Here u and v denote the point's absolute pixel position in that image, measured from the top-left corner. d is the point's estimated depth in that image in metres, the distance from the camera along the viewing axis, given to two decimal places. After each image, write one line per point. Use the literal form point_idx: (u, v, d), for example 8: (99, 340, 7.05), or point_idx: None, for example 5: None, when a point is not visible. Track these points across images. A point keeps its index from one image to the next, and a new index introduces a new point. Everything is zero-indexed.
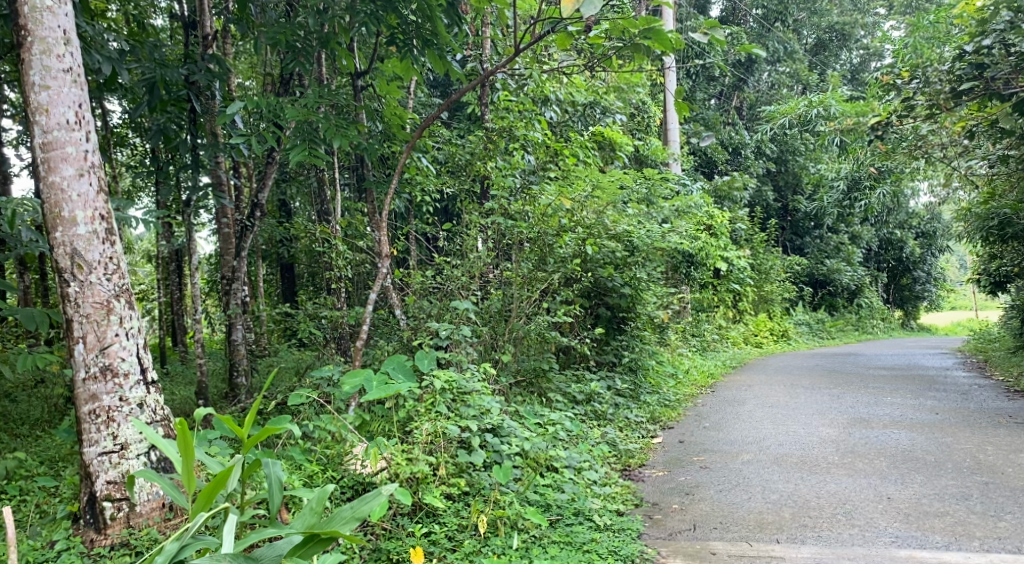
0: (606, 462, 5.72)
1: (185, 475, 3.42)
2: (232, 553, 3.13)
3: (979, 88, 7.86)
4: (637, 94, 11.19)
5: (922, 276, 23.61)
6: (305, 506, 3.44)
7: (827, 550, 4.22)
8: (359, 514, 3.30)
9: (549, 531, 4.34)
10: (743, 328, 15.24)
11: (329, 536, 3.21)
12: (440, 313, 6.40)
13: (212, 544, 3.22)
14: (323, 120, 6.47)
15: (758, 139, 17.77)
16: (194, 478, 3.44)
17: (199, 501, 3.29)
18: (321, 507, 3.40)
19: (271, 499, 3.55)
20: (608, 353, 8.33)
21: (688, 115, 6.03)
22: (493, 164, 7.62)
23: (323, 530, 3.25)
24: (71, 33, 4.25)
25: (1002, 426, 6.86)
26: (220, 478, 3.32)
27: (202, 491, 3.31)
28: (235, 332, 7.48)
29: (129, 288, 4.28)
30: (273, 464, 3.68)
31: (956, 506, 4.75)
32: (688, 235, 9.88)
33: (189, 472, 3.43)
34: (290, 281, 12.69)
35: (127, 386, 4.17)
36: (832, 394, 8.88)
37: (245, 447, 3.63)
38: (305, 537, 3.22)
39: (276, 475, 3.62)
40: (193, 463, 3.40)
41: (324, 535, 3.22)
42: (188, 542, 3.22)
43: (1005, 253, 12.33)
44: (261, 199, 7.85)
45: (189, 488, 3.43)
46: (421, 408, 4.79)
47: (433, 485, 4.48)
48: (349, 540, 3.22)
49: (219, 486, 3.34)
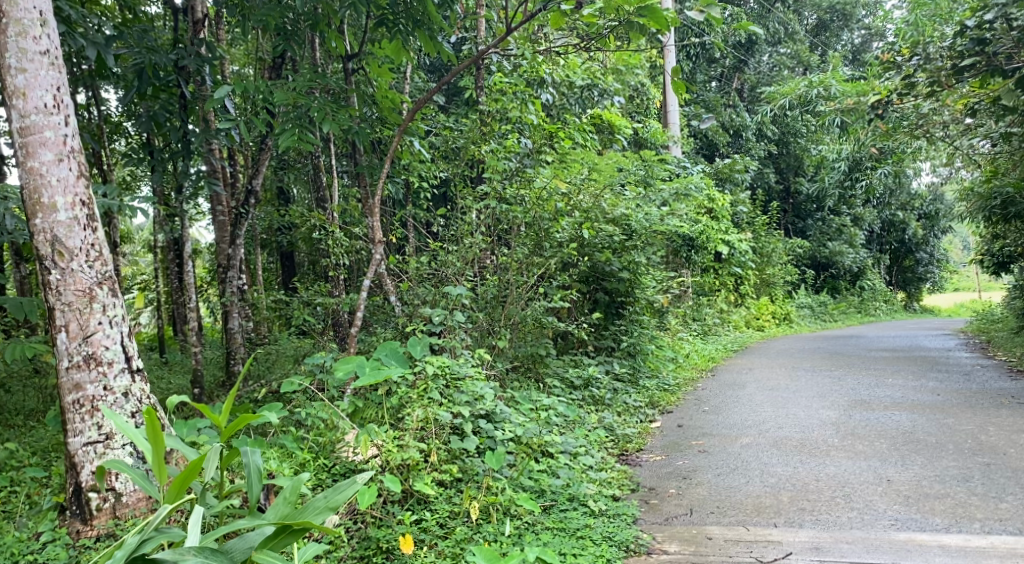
0: (603, 448, 5.66)
1: (156, 465, 3.46)
2: (197, 546, 3.09)
3: (980, 64, 7.74)
4: (635, 76, 11.09)
5: (925, 258, 23.54)
6: (279, 496, 3.45)
7: (825, 533, 4.16)
8: (333, 505, 3.33)
9: (542, 518, 4.29)
10: (745, 311, 15.12)
11: (301, 527, 3.21)
12: (435, 299, 6.29)
13: (174, 537, 3.21)
14: (312, 106, 6.36)
15: (759, 121, 17.61)
16: (164, 468, 3.48)
17: (171, 491, 3.34)
18: (295, 499, 3.42)
19: (250, 490, 3.54)
20: (607, 338, 8.24)
21: (685, 95, 5.91)
22: (488, 147, 7.27)
23: (296, 521, 3.25)
24: (48, 14, 4.17)
25: (1004, 407, 6.79)
26: (187, 470, 3.34)
27: (172, 481, 3.35)
28: (230, 320, 7.44)
29: (113, 275, 4.21)
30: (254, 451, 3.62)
31: (957, 488, 4.68)
32: (687, 218, 9.80)
33: (161, 463, 3.46)
34: (290, 269, 12.61)
35: (111, 374, 4.10)
36: (834, 376, 8.81)
37: (224, 436, 3.62)
38: (278, 528, 3.22)
39: (255, 464, 3.55)
40: (163, 455, 3.43)
41: (297, 526, 3.22)
42: (150, 536, 3.16)
43: (1007, 234, 12.32)
44: (255, 185, 7.76)
45: (162, 477, 3.46)
46: (413, 394, 4.71)
47: (425, 472, 4.40)
48: (322, 531, 3.23)
49: (188, 476, 3.36)
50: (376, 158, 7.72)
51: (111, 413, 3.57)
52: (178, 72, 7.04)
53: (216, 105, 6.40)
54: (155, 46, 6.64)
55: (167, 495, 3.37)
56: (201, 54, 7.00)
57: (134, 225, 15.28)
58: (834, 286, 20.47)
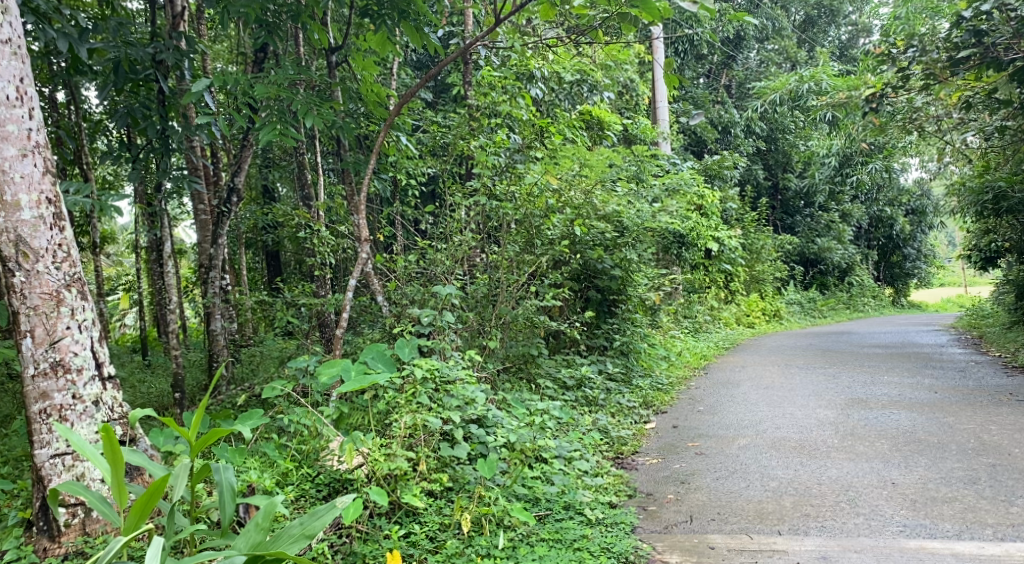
0: (597, 451, 5.49)
1: (116, 488, 3.32)
2: None
3: (977, 56, 7.63)
4: (624, 70, 10.93)
5: (912, 253, 23.53)
6: (249, 520, 3.35)
7: (832, 542, 4.00)
8: (309, 534, 3.26)
9: (538, 529, 4.11)
10: (734, 308, 14.96)
11: (276, 557, 3.14)
12: (424, 299, 6.06)
13: None
14: (294, 100, 6.14)
15: (747, 116, 17.48)
16: (124, 491, 3.34)
17: (132, 517, 3.21)
18: (268, 524, 3.32)
19: (223, 509, 3.47)
20: (599, 337, 8.06)
21: (678, 89, 5.73)
22: (476, 141, 6.95)
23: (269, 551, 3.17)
24: (9, 1, 3.97)
25: (1004, 404, 6.67)
26: (149, 492, 3.19)
27: (134, 505, 3.21)
28: (213, 322, 7.24)
29: (81, 277, 4.00)
30: (225, 469, 3.53)
31: (965, 491, 4.53)
32: (679, 214, 9.65)
33: (120, 485, 3.32)
34: (276, 268, 12.38)
35: (80, 382, 3.90)
36: (829, 373, 8.68)
37: (192, 452, 3.49)
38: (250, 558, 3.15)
39: (228, 481, 3.49)
40: (123, 476, 3.29)
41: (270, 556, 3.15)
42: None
43: (998, 229, 12.26)
44: (238, 183, 7.54)
45: (122, 501, 3.32)
46: (401, 399, 4.52)
47: (413, 482, 4.21)
48: (296, 561, 3.17)
49: (150, 499, 3.21)
50: (361, 154, 7.51)
51: (67, 430, 3.35)
52: (156, 66, 6.82)
53: (195, 99, 6.17)
54: (131, 40, 6.42)
55: (127, 520, 3.24)
56: (180, 48, 6.78)
57: (117, 225, 15.02)
58: (822, 283, 20.42)
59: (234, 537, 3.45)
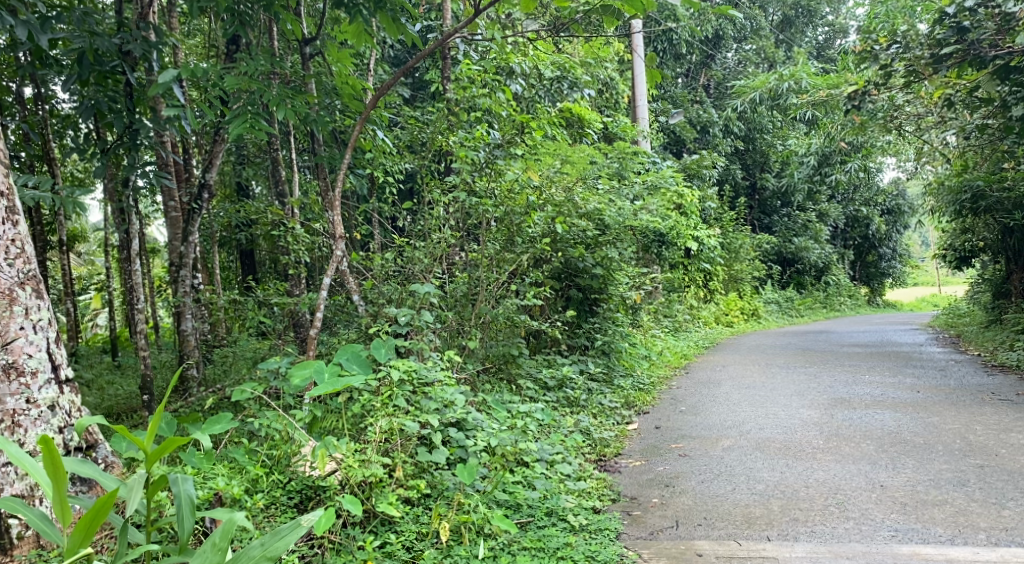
0: (580, 454, 5.34)
1: (59, 506, 3.11)
2: None
3: (959, 53, 7.58)
4: (603, 68, 10.79)
5: (888, 253, 23.63)
6: (206, 539, 3.20)
7: (823, 548, 3.89)
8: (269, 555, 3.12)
9: (519, 537, 3.96)
10: (714, 307, 14.87)
11: None
12: (401, 298, 5.89)
13: None
14: (265, 92, 5.92)
15: (726, 116, 17.38)
16: (68, 509, 3.13)
17: (75, 536, 3.03)
18: (225, 544, 3.17)
19: (180, 524, 3.28)
20: (580, 337, 7.95)
21: (661, 84, 5.56)
22: (455, 136, 6.77)
23: None
24: None
25: (987, 404, 6.60)
26: (95, 510, 3.01)
27: (78, 525, 3.03)
28: (184, 321, 7.02)
29: (36, 274, 3.81)
30: (183, 481, 3.35)
31: (955, 494, 4.44)
32: (660, 212, 9.53)
33: (63, 503, 3.11)
34: (251, 266, 12.16)
35: (35, 386, 3.69)
36: (811, 372, 8.61)
37: (147, 464, 3.30)
38: None
39: (186, 494, 3.32)
40: (65, 492, 3.08)
41: None
42: None
43: (975, 228, 12.29)
44: (209, 179, 7.32)
45: (64, 520, 3.12)
46: (377, 403, 4.34)
47: (389, 490, 4.04)
48: None
49: (95, 517, 3.03)
50: (336, 148, 7.32)
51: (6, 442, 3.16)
52: (124, 58, 6.59)
53: (161, 90, 5.91)
54: (97, 30, 6.16)
55: (71, 541, 3.05)
56: (148, 39, 6.54)
57: (85, 223, 14.68)
58: (799, 282, 20.39)
59: (192, 554, 3.29)
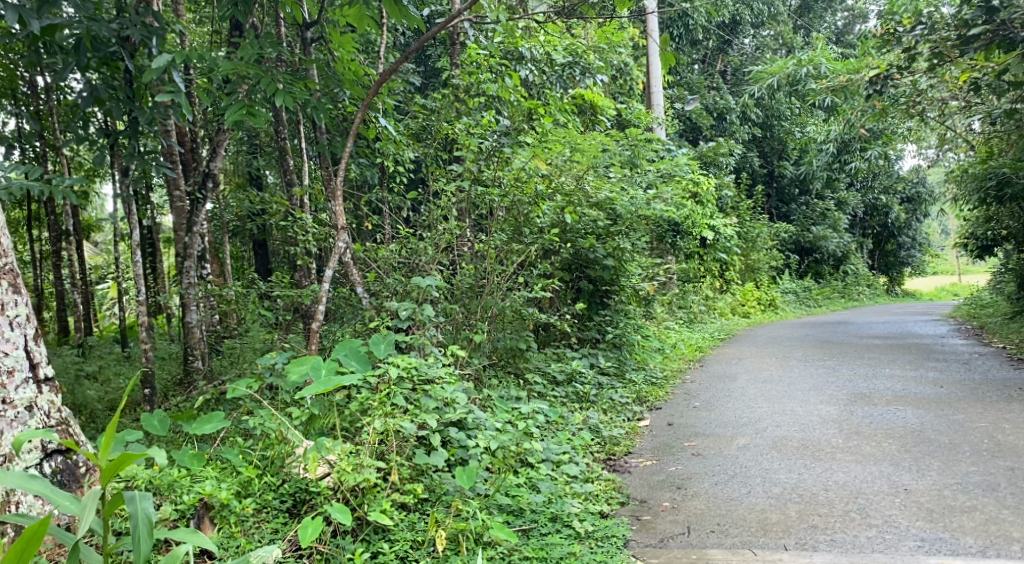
0: (588, 453, 5.15)
1: None
2: None
3: (987, 34, 7.16)
4: (617, 53, 10.53)
5: (907, 241, 23.21)
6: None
7: (844, 559, 3.67)
8: None
9: (521, 546, 3.77)
10: (730, 297, 14.64)
11: None
12: (405, 291, 5.71)
13: None
14: (262, 77, 5.69)
15: (743, 102, 17.01)
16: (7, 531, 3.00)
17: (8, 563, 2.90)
18: None
19: (137, 546, 3.12)
20: (591, 329, 7.76)
21: (674, 67, 5.32)
22: (461, 124, 6.57)
23: None
24: None
25: (1016, 401, 6.32)
26: (28, 535, 2.88)
27: (11, 550, 2.89)
28: (187, 314, 6.82)
29: (13, 269, 3.69)
30: (140, 498, 3.18)
31: (985, 500, 4.20)
32: (674, 201, 9.27)
33: None
34: (263, 256, 12.04)
35: (12, 386, 3.55)
36: (829, 366, 8.34)
37: (102, 482, 3.14)
38: None
39: (142, 513, 3.15)
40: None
41: None
42: None
43: (999, 217, 11.93)
44: (213, 169, 7.29)
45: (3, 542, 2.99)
46: (373, 402, 4.15)
47: (383, 495, 3.85)
48: None
49: (29, 542, 2.89)
50: (338, 137, 7.13)
51: None
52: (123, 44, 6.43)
53: (156, 75, 5.68)
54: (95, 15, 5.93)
55: None
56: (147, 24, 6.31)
57: (97, 212, 14.61)
58: (817, 271, 20.11)
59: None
